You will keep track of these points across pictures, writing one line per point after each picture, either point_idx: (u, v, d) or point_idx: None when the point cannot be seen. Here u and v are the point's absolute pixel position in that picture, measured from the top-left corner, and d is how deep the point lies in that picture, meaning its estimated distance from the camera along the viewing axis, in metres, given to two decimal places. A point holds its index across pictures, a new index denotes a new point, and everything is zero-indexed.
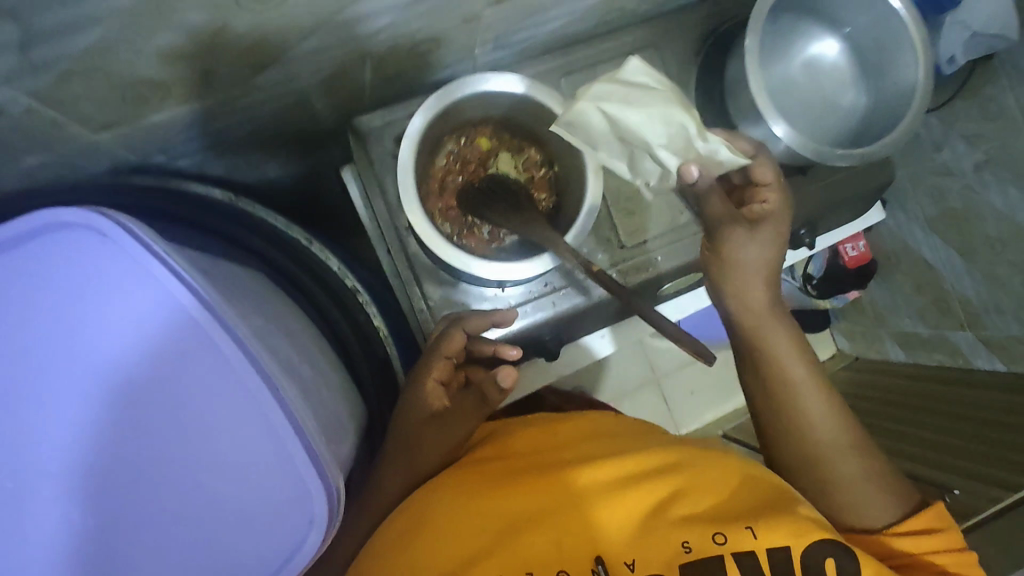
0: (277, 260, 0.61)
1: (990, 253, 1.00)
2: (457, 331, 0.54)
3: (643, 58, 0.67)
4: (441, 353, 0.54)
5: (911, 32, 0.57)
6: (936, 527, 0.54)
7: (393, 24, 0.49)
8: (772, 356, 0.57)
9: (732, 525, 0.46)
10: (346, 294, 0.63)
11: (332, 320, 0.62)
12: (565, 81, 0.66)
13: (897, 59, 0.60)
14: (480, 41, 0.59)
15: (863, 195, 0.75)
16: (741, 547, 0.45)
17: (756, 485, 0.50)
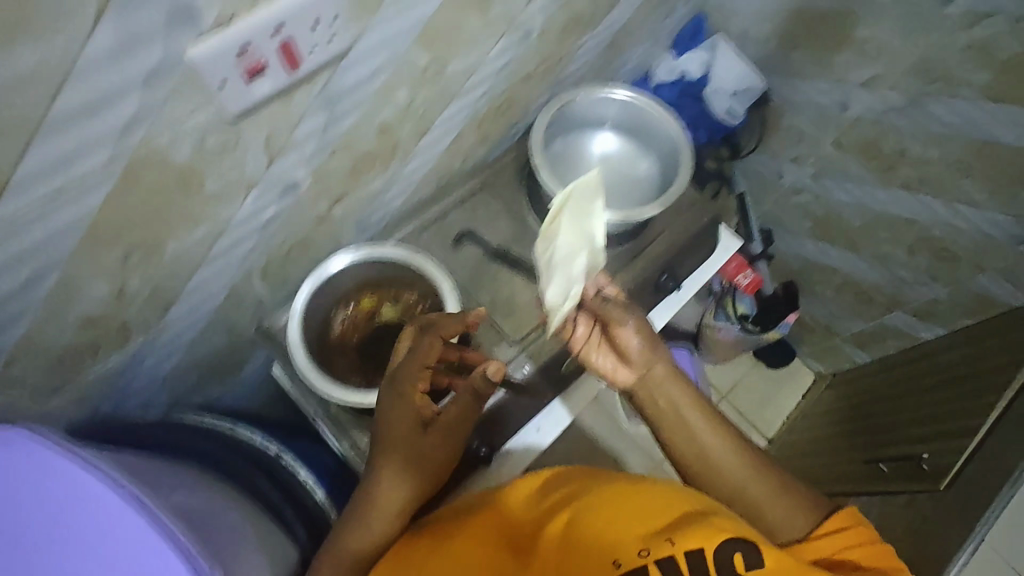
0: (208, 450, 0.67)
1: (869, 239, 1.17)
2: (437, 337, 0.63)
3: (478, 199, 0.85)
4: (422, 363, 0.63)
5: (658, 104, 0.77)
6: (850, 526, 0.57)
7: (259, 243, 0.65)
8: (680, 410, 0.65)
9: (654, 539, 0.50)
10: (278, 467, 0.69)
11: (264, 489, 0.65)
12: (424, 235, 0.82)
13: (658, 124, 0.79)
14: (342, 232, 0.76)
15: (701, 233, 0.89)
16: (660, 553, 0.49)
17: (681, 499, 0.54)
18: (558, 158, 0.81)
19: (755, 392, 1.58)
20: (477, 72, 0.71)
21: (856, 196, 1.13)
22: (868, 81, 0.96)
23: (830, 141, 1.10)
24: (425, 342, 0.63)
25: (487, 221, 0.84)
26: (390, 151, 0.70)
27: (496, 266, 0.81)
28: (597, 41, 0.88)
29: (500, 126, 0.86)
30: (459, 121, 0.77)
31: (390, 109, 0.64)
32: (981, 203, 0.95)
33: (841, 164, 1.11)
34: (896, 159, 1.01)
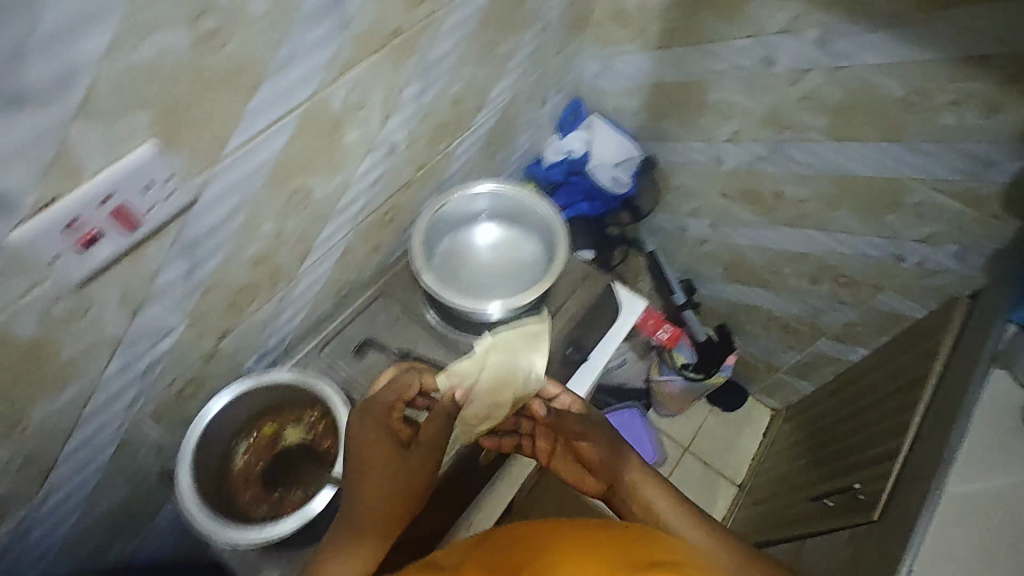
0: None
1: (776, 274, 1.22)
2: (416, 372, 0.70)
3: (376, 305, 0.87)
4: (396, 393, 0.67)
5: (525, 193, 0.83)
6: None
7: (143, 390, 0.65)
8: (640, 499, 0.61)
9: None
10: None
11: None
12: (327, 349, 0.83)
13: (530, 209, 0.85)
14: (240, 360, 0.77)
15: (601, 303, 0.92)
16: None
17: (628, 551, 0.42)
18: (444, 257, 0.85)
19: (716, 438, 1.57)
20: (347, 191, 0.75)
21: (753, 238, 1.19)
22: (731, 136, 1.03)
23: (716, 193, 1.17)
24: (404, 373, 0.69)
25: (387, 326, 0.86)
26: (272, 278, 0.72)
27: None
28: (473, 141, 0.95)
29: (390, 232, 0.90)
30: (342, 236, 0.80)
31: (258, 241, 0.67)
32: (857, 230, 1.01)
33: (731, 212, 1.17)
34: (775, 201, 1.08)
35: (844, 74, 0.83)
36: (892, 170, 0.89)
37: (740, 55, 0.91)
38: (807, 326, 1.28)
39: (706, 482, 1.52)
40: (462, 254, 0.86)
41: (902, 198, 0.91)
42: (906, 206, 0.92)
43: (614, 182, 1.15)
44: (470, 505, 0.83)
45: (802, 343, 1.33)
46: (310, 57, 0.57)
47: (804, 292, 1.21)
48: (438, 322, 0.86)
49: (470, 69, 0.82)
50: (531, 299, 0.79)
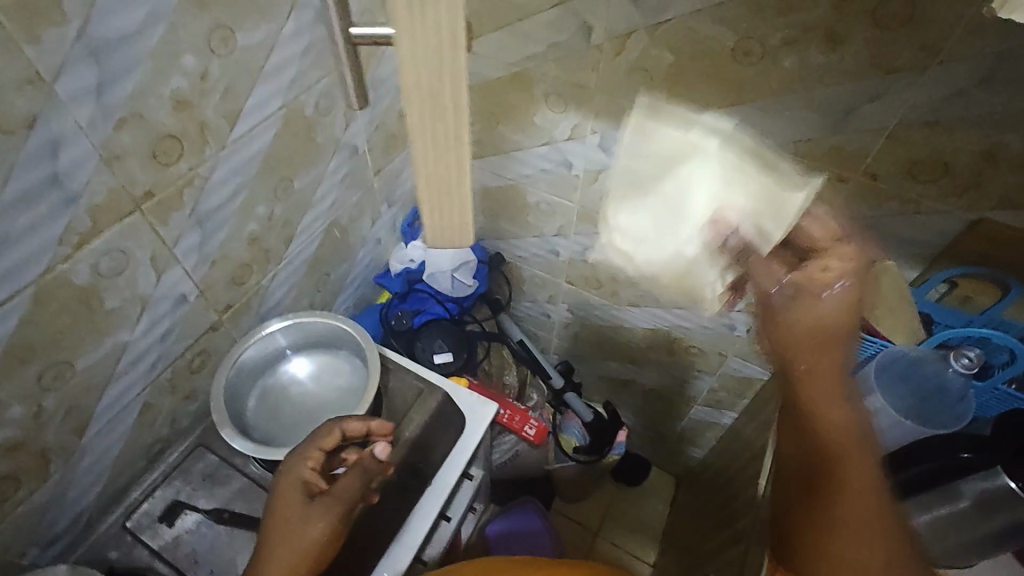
0: None
1: (636, 350, 1.25)
2: (332, 427, 0.71)
3: (189, 459, 0.81)
4: (317, 444, 0.70)
5: (325, 317, 0.82)
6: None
7: None
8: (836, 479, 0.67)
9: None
10: None
11: None
12: (129, 522, 0.76)
13: (337, 331, 0.84)
14: (15, 553, 0.69)
15: (440, 416, 0.90)
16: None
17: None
18: (258, 409, 0.81)
19: (625, 516, 1.53)
20: (126, 352, 0.71)
21: (608, 318, 1.21)
22: (559, 230, 1.08)
23: (564, 281, 1.20)
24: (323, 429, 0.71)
25: (201, 482, 0.80)
26: (38, 458, 0.66)
27: (216, 529, 0.76)
28: (293, 268, 0.94)
29: (206, 376, 0.86)
30: (136, 395, 0.75)
31: (7, 428, 0.62)
32: (688, 304, 1.05)
33: (581, 296, 1.20)
34: (613, 284, 1.12)
35: None
36: None
37: (541, 160, 0.96)
38: (679, 394, 1.30)
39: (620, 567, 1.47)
40: (278, 399, 0.83)
41: None
42: None
43: (457, 284, 1.18)
44: None
45: (681, 411, 1.34)
46: (27, 242, 0.55)
47: (666, 363, 1.24)
48: (258, 467, 0.81)
49: (266, 205, 0.82)
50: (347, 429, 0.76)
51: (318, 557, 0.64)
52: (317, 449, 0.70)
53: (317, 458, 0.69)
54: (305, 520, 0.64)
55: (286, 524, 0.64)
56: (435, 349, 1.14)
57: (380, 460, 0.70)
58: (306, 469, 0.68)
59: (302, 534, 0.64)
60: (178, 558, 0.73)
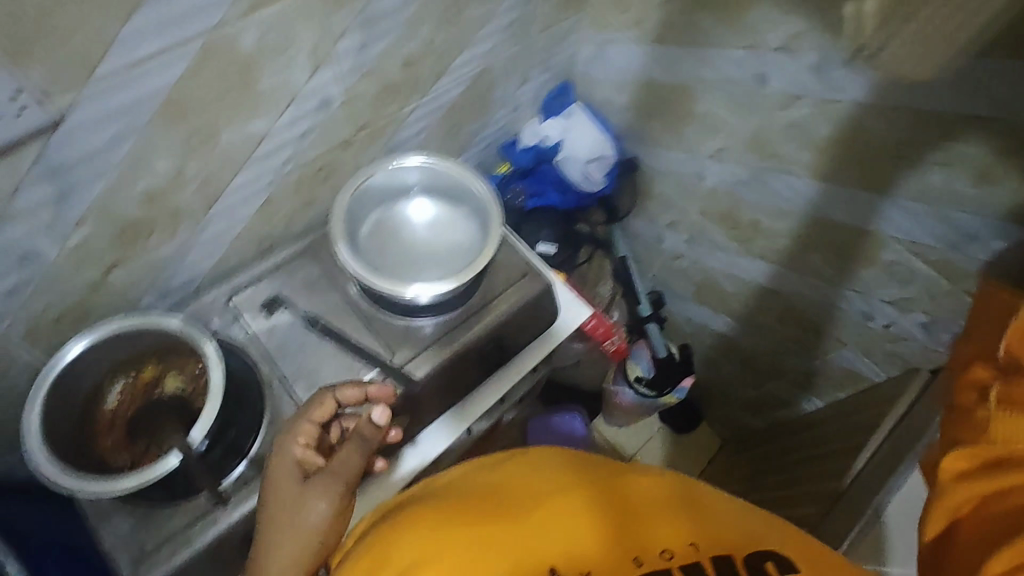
0: None
1: (742, 305, 1.16)
2: (321, 398, 0.68)
3: (295, 264, 0.83)
4: (307, 419, 0.67)
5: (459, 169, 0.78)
6: None
7: (9, 312, 0.62)
8: None
9: (678, 544, 0.52)
10: None
11: None
12: (234, 300, 0.80)
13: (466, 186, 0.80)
14: (135, 295, 0.74)
15: (537, 304, 0.87)
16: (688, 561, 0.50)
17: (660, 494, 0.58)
18: (371, 236, 0.80)
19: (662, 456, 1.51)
20: (265, 140, 0.69)
21: (727, 265, 1.12)
22: (715, 153, 0.97)
23: (695, 209, 1.09)
24: (313, 401, 0.68)
25: (302, 287, 0.82)
26: (170, 216, 0.68)
27: (308, 334, 0.79)
28: (432, 107, 0.88)
29: (327, 191, 0.85)
30: (263, 186, 0.75)
31: (150, 177, 0.62)
32: (828, 277, 0.94)
33: (708, 231, 1.10)
34: (752, 230, 1.00)
35: (837, 108, 0.75)
36: (871, 222, 0.82)
37: (732, 67, 0.83)
38: (766, 364, 1.22)
39: None
40: (391, 233, 0.81)
41: (877, 254, 0.84)
42: (881, 264, 0.85)
43: (585, 179, 1.09)
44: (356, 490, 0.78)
45: (761, 381, 1.27)
46: None
47: (770, 330, 1.15)
48: (357, 293, 0.81)
49: (428, 27, 0.75)
50: (447, 288, 0.74)
51: (327, 534, 0.59)
52: (309, 425, 0.66)
53: (310, 433, 0.66)
54: (305, 500, 0.60)
55: (288, 509, 0.59)
56: (543, 237, 1.10)
57: (377, 426, 0.64)
58: (297, 447, 0.65)
59: (313, 513, 0.59)
60: (270, 348, 0.77)
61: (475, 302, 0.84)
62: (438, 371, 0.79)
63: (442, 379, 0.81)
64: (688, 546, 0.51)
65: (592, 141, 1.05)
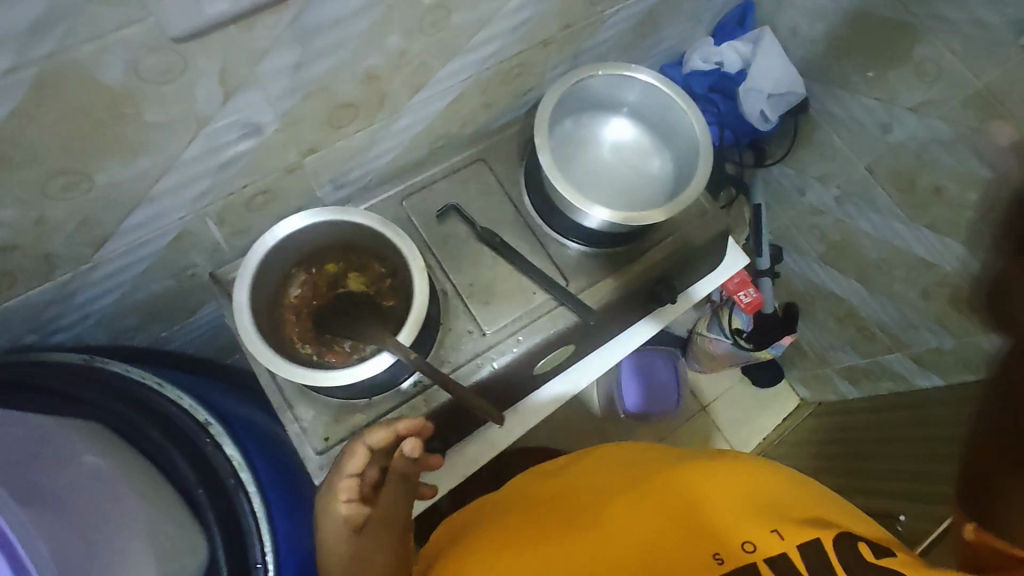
0: (121, 412, 0.61)
1: (882, 274, 1.10)
2: (353, 446, 0.58)
3: (469, 171, 0.77)
4: (344, 473, 0.57)
5: (677, 98, 0.70)
6: None
7: (214, 186, 0.58)
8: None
9: (763, 534, 0.53)
10: (184, 421, 0.63)
11: (173, 464, 0.61)
12: (407, 203, 0.75)
13: (676, 117, 0.72)
14: (316, 184, 0.69)
15: (710, 245, 0.82)
16: (773, 551, 0.51)
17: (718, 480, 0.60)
18: (565, 142, 0.75)
19: (738, 409, 1.51)
20: (486, 27, 0.62)
21: (880, 228, 1.05)
22: (918, 106, 0.88)
23: (862, 164, 1.02)
24: (347, 451, 0.58)
25: (476, 198, 0.77)
26: (376, 102, 0.62)
27: (481, 248, 0.75)
28: (632, 13, 0.79)
29: (509, 94, 0.78)
30: (461, 81, 0.69)
31: (377, 54, 0.56)
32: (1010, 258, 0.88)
33: (870, 190, 1.03)
34: (930, 197, 0.93)
35: None
36: None
37: (988, 6, 0.73)
38: (886, 335, 1.18)
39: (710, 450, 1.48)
40: (584, 146, 0.76)
41: None
42: None
43: (763, 115, 1.01)
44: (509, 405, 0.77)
45: (871, 352, 1.24)
46: None
47: (906, 303, 1.10)
48: (533, 210, 0.77)
49: None
50: (641, 222, 0.69)
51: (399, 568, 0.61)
52: (353, 479, 0.57)
53: (354, 486, 0.57)
54: (371, 548, 0.58)
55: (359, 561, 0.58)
56: None
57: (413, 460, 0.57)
58: (342, 504, 0.57)
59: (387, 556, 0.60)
60: (444, 257, 0.74)
61: (653, 237, 0.78)
62: (611, 304, 0.76)
63: (611, 310, 0.77)
64: (771, 533, 0.52)
65: (778, 76, 0.97)
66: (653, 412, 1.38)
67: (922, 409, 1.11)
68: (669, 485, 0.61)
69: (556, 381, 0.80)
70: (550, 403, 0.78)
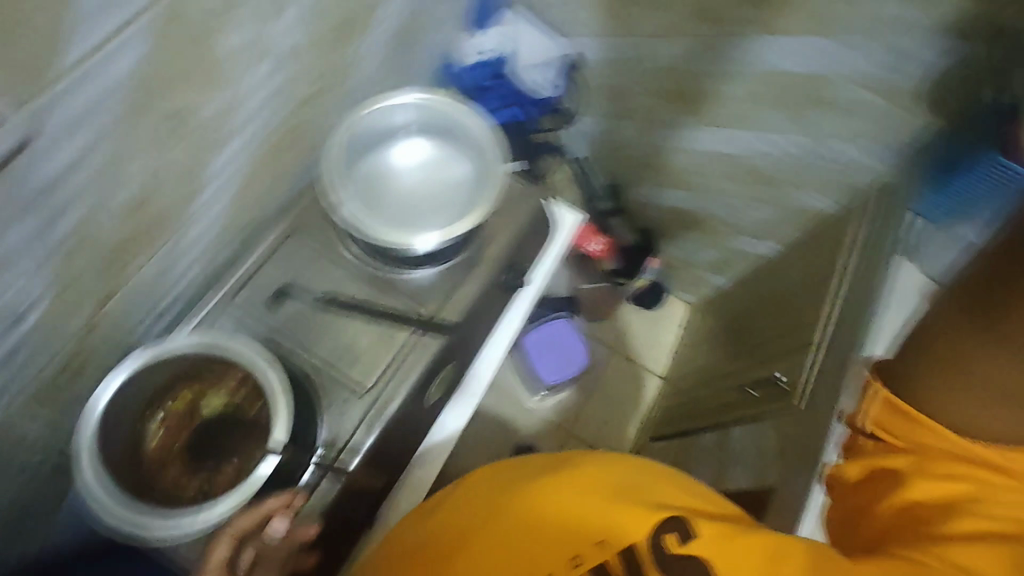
0: None
1: (697, 177, 1.23)
2: (215, 540, 0.58)
3: (289, 245, 0.76)
4: (211, 567, 0.58)
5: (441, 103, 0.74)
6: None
7: (10, 377, 0.53)
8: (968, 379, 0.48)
9: (587, 544, 0.49)
10: None
11: None
12: (239, 299, 0.73)
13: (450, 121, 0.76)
14: (130, 323, 0.65)
15: (538, 221, 0.87)
16: (597, 560, 0.49)
17: (581, 472, 0.52)
18: (361, 182, 0.76)
19: (641, 337, 1.63)
20: (235, 113, 0.62)
21: (679, 140, 1.17)
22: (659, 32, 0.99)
23: (641, 94, 1.12)
24: (212, 546, 0.58)
25: (305, 267, 0.76)
26: (154, 224, 0.60)
27: (328, 313, 0.75)
28: (381, 40, 0.81)
29: (294, 159, 0.78)
30: (238, 167, 0.68)
31: (129, 182, 0.54)
32: (778, 128, 1.02)
33: (657, 113, 1.14)
34: (701, 102, 1.05)
35: None
36: (821, 65, 0.89)
37: None
38: (724, 226, 1.32)
39: (631, 379, 1.60)
40: (382, 178, 0.77)
41: (824, 94, 0.92)
42: (827, 102, 0.93)
43: (538, 82, 1.10)
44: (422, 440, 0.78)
45: (720, 244, 1.38)
46: None
47: (725, 195, 1.24)
48: (364, 256, 0.77)
49: None
50: (461, 228, 0.71)
51: None
52: (218, 572, 0.57)
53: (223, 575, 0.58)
54: None
55: None
56: None
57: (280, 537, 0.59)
58: None
59: None
60: (297, 336, 0.73)
61: (484, 237, 0.83)
62: (472, 311, 0.79)
63: (477, 315, 0.80)
64: (599, 544, 0.49)
65: (537, 48, 1.09)
66: (578, 370, 1.45)
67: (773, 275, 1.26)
68: (537, 500, 0.52)
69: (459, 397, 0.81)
70: (460, 420, 0.80)
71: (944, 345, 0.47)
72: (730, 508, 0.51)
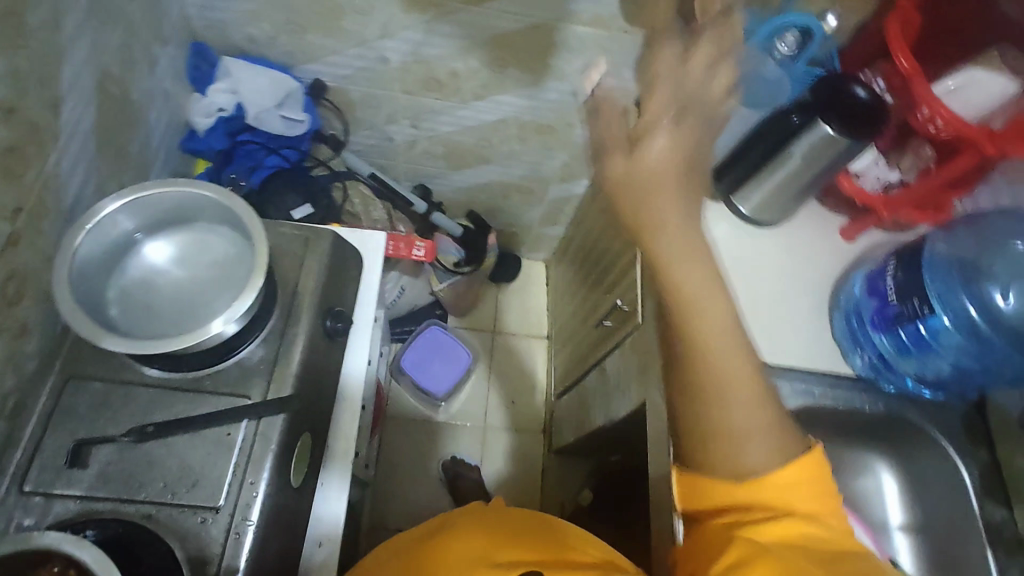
0: None
1: (488, 148, 1.25)
2: None
3: (66, 398, 0.67)
4: None
5: (165, 186, 0.68)
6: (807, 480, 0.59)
7: None
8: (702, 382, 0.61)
9: None
10: None
11: None
12: (29, 483, 0.63)
13: (185, 199, 0.70)
14: None
15: (337, 255, 0.85)
16: None
17: (463, 535, 0.64)
18: (122, 306, 0.68)
19: (513, 308, 1.67)
20: None
21: (456, 122, 1.18)
22: (384, 31, 0.98)
23: (399, 92, 1.12)
24: None
25: (96, 412, 0.67)
26: None
27: (142, 448, 0.66)
28: (79, 144, 0.73)
29: (30, 307, 0.68)
30: None
31: None
32: (531, 81, 1.06)
33: (423, 104, 1.14)
34: (454, 81, 1.07)
35: None
36: (535, 16, 0.93)
37: None
38: (534, 181, 1.37)
39: (522, 350, 1.62)
40: (143, 289, 0.70)
41: (551, 39, 0.97)
42: (557, 45, 0.98)
43: (289, 121, 1.05)
44: (311, 512, 0.78)
45: (540, 198, 1.44)
46: None
47: (520, 154, 1.28)
48: (162, 371, 0.70)
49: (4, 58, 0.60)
50: (252, 296, 0.67)
51: None
52: None
53: None
54: None
55: None
56: (291, 205, 1.06)
57: None
58: None
59: None
60: (117, 488, 0.65)
61: (285, 297, 0.78)
62: (306, 372, 0.75)
63: (314, 372, 0.77)
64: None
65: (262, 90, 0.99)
66: (469, 369, 1.46)
67: (592, 207, 1.33)
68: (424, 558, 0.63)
69: (334, 454, 0.81)
70: (343, 474, 0.81)
71: (687, 408, 0.62)
72: (591, 556, 0.61)
